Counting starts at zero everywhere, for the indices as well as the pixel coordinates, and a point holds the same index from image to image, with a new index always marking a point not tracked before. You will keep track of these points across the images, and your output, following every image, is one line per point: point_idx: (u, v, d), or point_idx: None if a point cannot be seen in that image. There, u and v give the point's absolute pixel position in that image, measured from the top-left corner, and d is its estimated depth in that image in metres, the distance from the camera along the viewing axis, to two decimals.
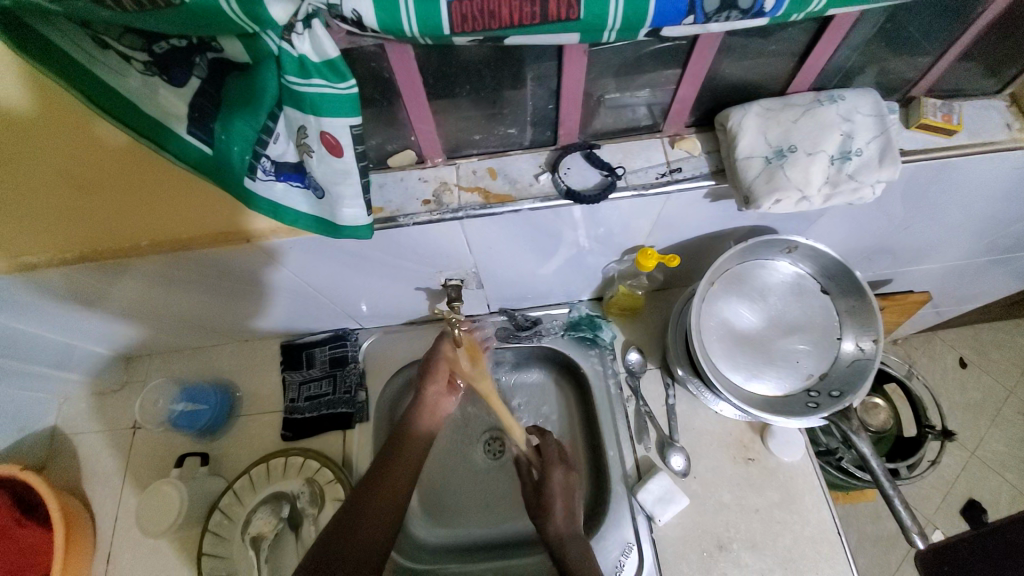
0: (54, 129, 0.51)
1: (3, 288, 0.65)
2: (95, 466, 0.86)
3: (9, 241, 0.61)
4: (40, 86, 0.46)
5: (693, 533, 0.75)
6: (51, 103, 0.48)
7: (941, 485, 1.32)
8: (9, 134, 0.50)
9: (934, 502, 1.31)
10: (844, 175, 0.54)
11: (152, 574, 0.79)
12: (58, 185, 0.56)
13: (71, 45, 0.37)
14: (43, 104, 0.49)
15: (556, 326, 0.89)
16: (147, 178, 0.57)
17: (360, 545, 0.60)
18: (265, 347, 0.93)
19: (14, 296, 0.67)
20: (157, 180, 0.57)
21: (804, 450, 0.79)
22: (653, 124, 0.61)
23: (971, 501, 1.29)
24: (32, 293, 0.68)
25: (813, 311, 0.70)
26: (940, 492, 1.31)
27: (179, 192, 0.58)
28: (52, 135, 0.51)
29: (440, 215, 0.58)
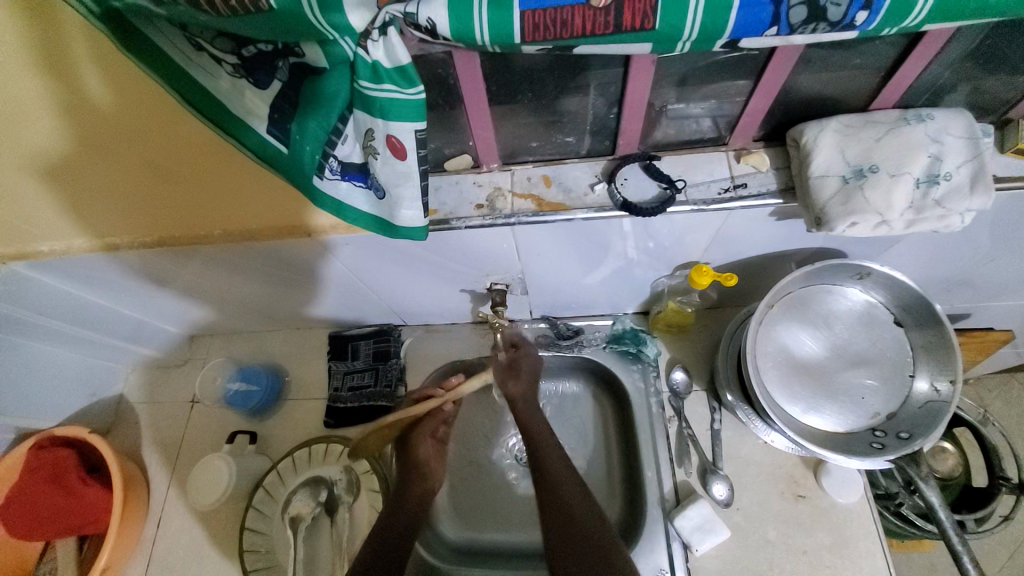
0: (145, 125, 0.54)
1: (88, 264, 0.71)
2: (155, 433, 0.93)
3: (98, 222, 0.66)
4: (132, 78, 0.50)
5: (731, 568, 0.71)
6: (141, 96, 0.51)
7: (1009, 543, 1.19)
8: (107, 126, 0.54)
9: (1001, 561, 1.18)
10: (930, 202, 0.49)
11: (197, 542, 0.84)
12: (147, 175, 0.60)
13: (170, 47, 0.40)
14: (137, 103, 0.52)
15: (598, 337, 0.88)
16: (225, 173, 0.60)
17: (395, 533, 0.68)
18: (314, 336, 0.97)
19: (96, 271, 0.73)
20: (229, 172, 0.60)
21: (861, 492, 0.73)
22: (717, 136, 0.59)
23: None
24: (112, 270, 0.74)
25: (883, 344, 0.65)
26: (1008, 551, 1.18)
27: (253, 188, 0.61)
28: (142, 129, 0.55)
29: (493, 220, 0.58)
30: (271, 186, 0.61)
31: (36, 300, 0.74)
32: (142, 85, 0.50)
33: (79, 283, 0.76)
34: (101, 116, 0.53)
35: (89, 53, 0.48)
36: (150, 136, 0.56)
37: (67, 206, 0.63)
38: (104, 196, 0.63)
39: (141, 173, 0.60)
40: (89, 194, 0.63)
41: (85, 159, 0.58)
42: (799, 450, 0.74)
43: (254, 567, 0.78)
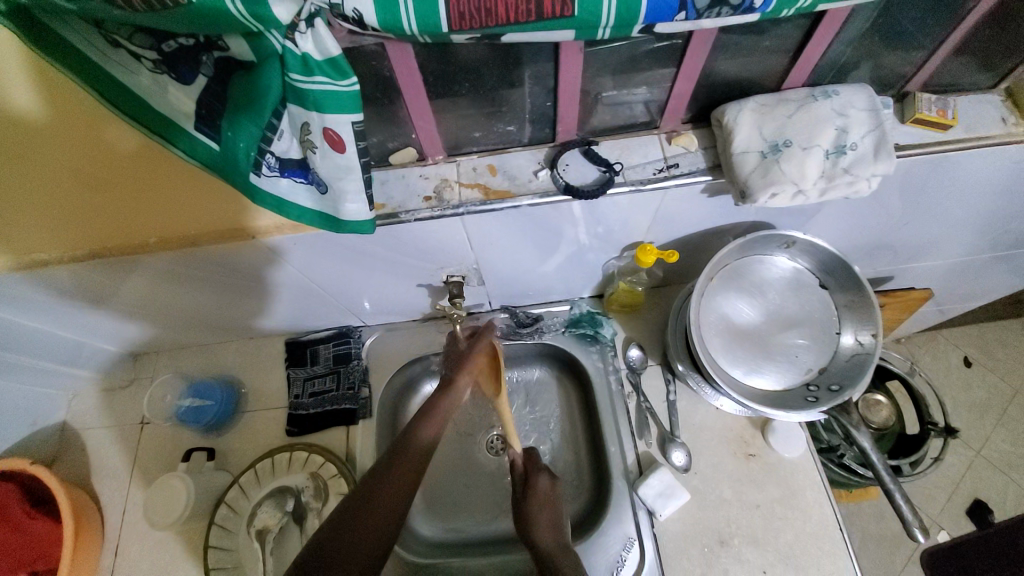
0: (72, 132, 0.53)
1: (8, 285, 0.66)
2: (103, 460, 0.88)
3: (12, 242, 0.62)
4: (52, 77, 0.48)
5: (693, 529, 0.76)
6: (64, 99, 0.50)
7: (946, 485, 1.32)
8: (34, 137, 0.53)
9: (938, 501, 1.30)
10: (839, 170, 0.54)
11: (157, 567, 0.80)
12: (78, 186, 0.58)
13: (84, 43, 0.38)
14: (57, 110, 0.51)
15: (557, 322, 0.90)
16: (162, 176, 0.58)
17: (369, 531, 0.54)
18: (269, 344, 0.94)
19: (20, 292, 0.68)
20: (163, 174, 0.58)
21: (805, 446, 0.79)
22: (650, 121, 0.62)
23: (977, 500, 1.29)
24: (36, 290, 0.69)
25: (812, 306, 0.70)
26: (945, 492, 1.31)
27: (193, 191, 0.60)
28: (72, 137, 0.53)
29: (441, 211, 0.59)
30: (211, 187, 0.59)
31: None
32: (63, 85, 0.49)
33: (9, 309, 0.71)
34: (28, 129, 0.52)
35: (10, 56, 0.47)
36: (79, 141, 0.54)
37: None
38: (25, 209, 0.59)
39: (55, 179, 0.57)
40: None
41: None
42: (746, 412, 0.79)
43: None
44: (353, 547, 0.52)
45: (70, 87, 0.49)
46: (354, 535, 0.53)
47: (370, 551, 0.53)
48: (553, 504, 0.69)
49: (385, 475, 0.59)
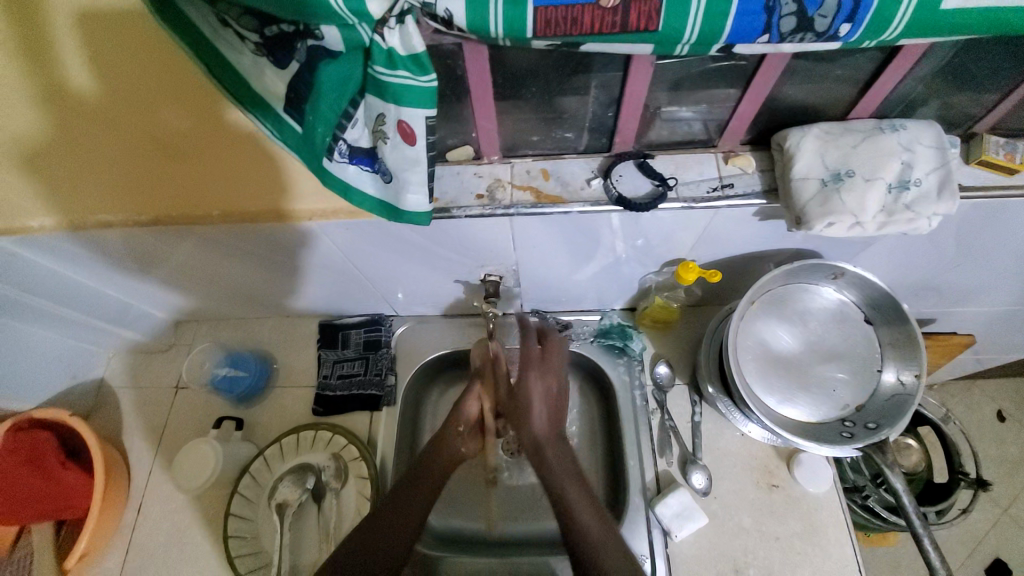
0: (124, 109, 0.53)
1: (62, 241, 0.70)
2: (137, 419, 0.92)
3: (74, 204, 0.66)
4: (106, 53, 0.48)
5: (708, 554, 0.75)
6: (117, 76, 0.50)
7: (967, 539, 1.30)
8: (89, 115, 0.54)
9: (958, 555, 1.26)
10: (901, 206, 0.53)
11: (176, 528, 0.83)
12: (135, 158, 0.60)
13: (198, 17, 0.40)
14: (109, 86, 0.51)
15: (586, 331, 0.91)
16: (212, 154, 0.59)
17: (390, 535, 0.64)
18: (303, 325, 0.97)
19: (68, 248, 0.72)
20: (214, 153, 0.59)
21: (831, 482, 0.77)
22: (708, 139, 0.62)
23: (998, 560, 1.27)
24: (81, 247, 0.72)
25: (854, 340, 0.68)
26: (966, 548, 1.29)
27: (245, 169, 0.60)
28: (125, 114, 0.54)
29: (491, 210, 0.60)
30: (261, 165, 0.60)
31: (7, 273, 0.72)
32: (115, 61, 0.49)
33: (60, 261, 0.75)
34: (82, 105, 0.53)
35: (64, 33, 0.47)
36: (128, 117, 0.54)
37: (29, 169, 0.60)
38: (89, 176, 0.62)
39: (131, 144, 0.58)
40: (63, 160, 0.60)
41: (73, 122, 0.55)
42: (774, 442, 0.78)
43: (240, 551, 0.77)
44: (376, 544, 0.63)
45: (122, 63, 0.49)
46: (380, 535, 0.64)
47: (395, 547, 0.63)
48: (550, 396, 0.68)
49: (410, 484, 0.67)
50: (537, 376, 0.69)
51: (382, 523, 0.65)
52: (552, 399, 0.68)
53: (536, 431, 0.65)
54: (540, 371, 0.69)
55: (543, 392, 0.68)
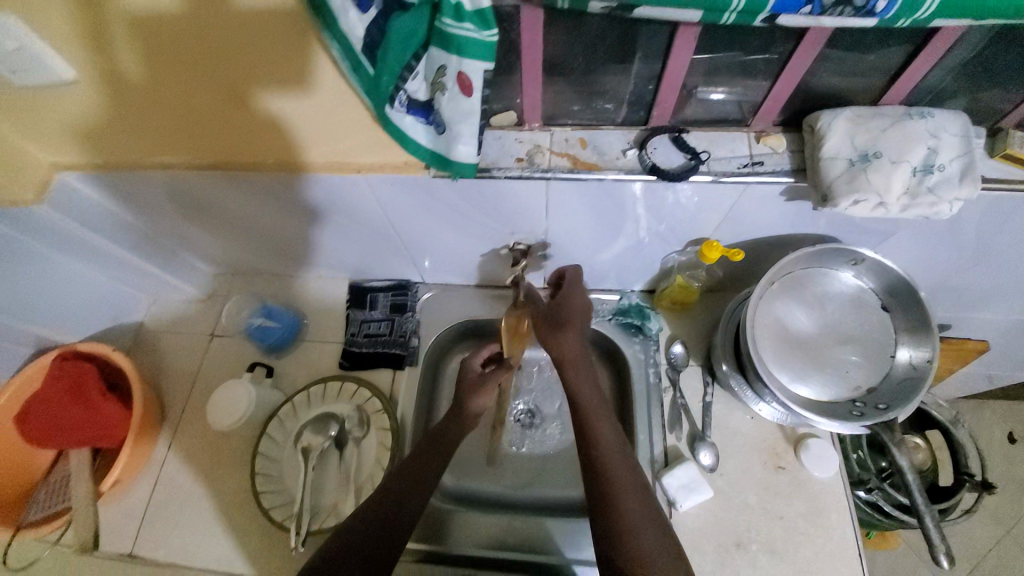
0: (170, 69, 0.59)
1: (117, 189, 0.78)
2: (172, 362, 0.97)
3: (134, 152, 0.72)
4: (148, 17, 0.53)
5: (711, 527, 0.77)
6: (162, 38, 0.55)
7: (970, 556, 1.32)
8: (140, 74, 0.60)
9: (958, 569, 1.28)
10: (924, 189, 0.56)
11: (200, 468, 0.86)
12: (185, 115, 0.65)
13: None
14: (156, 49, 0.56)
15: (604, 309, 0.94)
16: (251, 109, 0.63)
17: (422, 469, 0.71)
18: (333, 285, 1.02)
19: (122, 194, 0.79)
20: (254, 107, 0.63)
21: (837, 468, 0.79)
22: (741, 119, 0.65)
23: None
24: (137, 194, 0.79)
25: (870, 325, 0.70)
26: (968, 565, 1.31)
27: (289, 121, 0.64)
28: (172, 74, 0.59)
29: (529, 172, 0.63)
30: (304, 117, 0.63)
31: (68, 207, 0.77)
32: (157, 23, 0.53)
33: (116, 199, 0.80)
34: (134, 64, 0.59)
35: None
36: (173, 77, 0.60)
37: (102, 114, 0.66)
38: (144, 131, 0.68)
39: (206, 104, 0.63)
40: (133, 111, 0.65)
41: (143, 75, 0.60)
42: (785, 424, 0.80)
43: (264, 491, 0.80)
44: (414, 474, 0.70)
45: (165, 25, 0.54)
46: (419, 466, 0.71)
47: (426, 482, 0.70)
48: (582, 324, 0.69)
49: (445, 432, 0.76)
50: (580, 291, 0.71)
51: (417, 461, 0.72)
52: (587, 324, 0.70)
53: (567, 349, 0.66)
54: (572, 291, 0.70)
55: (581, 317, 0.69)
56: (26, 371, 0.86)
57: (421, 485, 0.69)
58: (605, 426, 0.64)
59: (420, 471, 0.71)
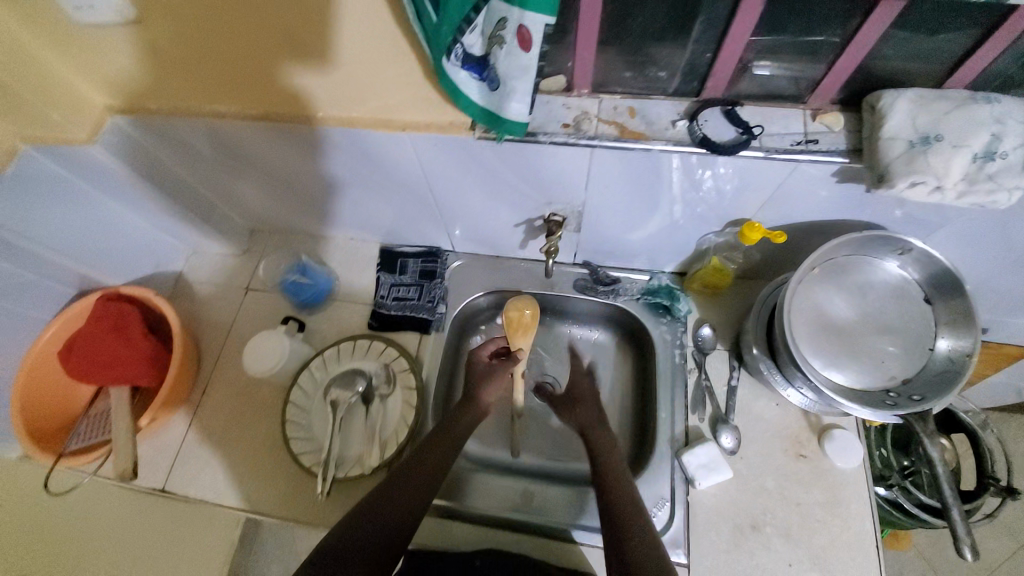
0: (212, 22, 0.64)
1: (161, 142, 0.81)
2: (208, 311, 1.00)
3: (183, 101, 0.74)
4: None
5: (728, 507, 0.77)
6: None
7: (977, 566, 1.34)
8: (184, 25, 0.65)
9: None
10: (983, 175, 0.55)
11: (234, 413, 0.90)
12: (226, 68, 0.69)
13: None
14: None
15: (633, 288, 0.95)
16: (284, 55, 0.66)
17: (449, 438, 0.77)
18: (366, 248, 1.04)
19: (166, 143, 0.81)
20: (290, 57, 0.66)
21: (860, 460, 0.78)
22: (797, 95, 0.63)
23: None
24: (184, 144, 0.81)
25: (910, 317, 0.69)
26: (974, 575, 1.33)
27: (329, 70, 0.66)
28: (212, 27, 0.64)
29: (576, 138, 0.63)
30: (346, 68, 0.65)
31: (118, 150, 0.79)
32: None
33: (164, 145, 0.82)
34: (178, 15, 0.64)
35: None
36: (213, 28, 0.64)
37: (156, 68, 0.71)
38: (192, 86, 0.72)
39: (250, 66, 0.68)
40: (180, 68, 0.70)
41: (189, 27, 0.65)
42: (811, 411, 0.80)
43: (293, 437, 0.83)
44: (439, 442, 0.76)
45: None
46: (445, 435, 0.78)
47: (448, 448, 0.76)
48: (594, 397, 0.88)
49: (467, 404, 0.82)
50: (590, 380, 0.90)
51: (441, 433, 0.78)
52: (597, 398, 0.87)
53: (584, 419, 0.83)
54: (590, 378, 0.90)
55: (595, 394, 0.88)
56: (68, 312, 0.89)
57: (447, 449, 0.76)
58: (614, 466, 0.74)
59: (447, 440, 0.77)
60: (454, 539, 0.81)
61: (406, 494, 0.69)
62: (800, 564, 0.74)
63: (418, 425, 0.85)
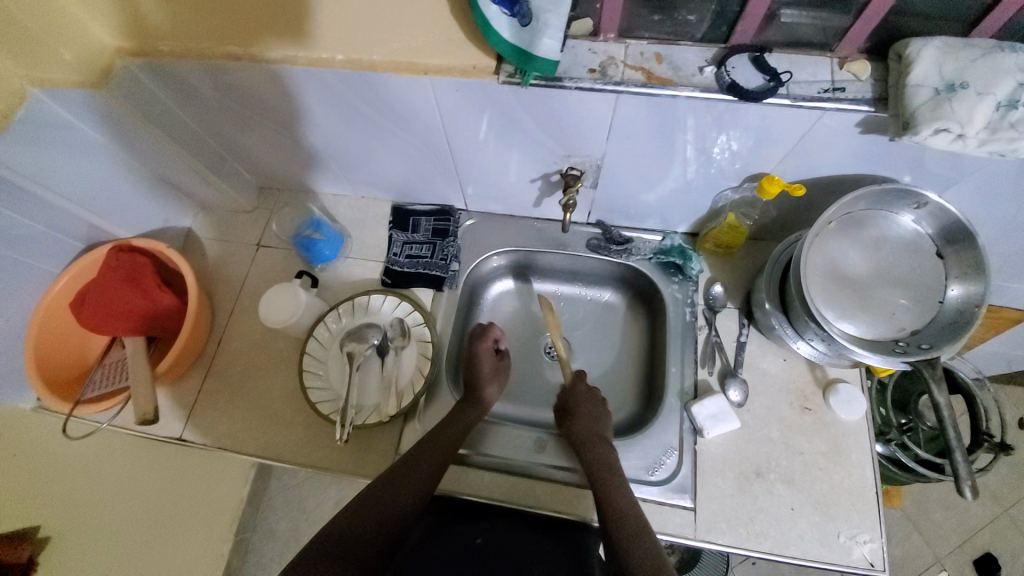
0: None
1: (169, 88, 0.79)
2: (221, 266, 1.00)
3: (192, 41, 0.71)
4: None
5: (735, 455, 0.80)
6: None
7: (962, 530, 1.40)
8: None
9: (949, 543, 1.39)
10: (1006, 123, 0.56)
11: (250, 365, 0.91)
12: (246, 14, 0.71)
13: None
14: None
15: (646, 248, 0.95)
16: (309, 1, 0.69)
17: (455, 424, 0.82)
18: (378, 205, 1.04)
19: (174, 88, 0.79)
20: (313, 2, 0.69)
21: (863, 413, 0.81)
22: (825, 44, 0.64)
23: (987, 553, 1.37)
24: (193, 90, 0.79)
25: (921, 271, 0.71)
26: (959, 538, 1.39)
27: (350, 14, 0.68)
28: None
29: (602, 83, 0.63)
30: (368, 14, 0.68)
31: (127, 95, 0.76)
32: None
33: (173, 92, 0.80)
34: None
35: None
36: None
37: (173, 14, 0.72)
38: (204, 31, 0.71)
39: (271, 11, 0.70)
40: (196, 16, 0.72)
41: None
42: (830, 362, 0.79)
43: (311, 387, 0.85)
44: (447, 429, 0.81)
45: None
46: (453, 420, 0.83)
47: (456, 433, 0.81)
48: (594, 407, 0.85)
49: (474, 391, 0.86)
50: (585, 387, 0.88)
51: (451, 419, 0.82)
52: (595, 409, 0.85)
53: (581, 433, 0.82)
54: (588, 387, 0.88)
55: (590, 402, 0.86)
56: (80, 263, 0.88)
57: (452, 434, 0.81)
58: (617, 481, 0.74)
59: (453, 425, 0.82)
60: (468, 486, 0.83)
61: (413, 480, 0.75)
62: (803, 508, 0.77)
63: (432, 380, 0.87)
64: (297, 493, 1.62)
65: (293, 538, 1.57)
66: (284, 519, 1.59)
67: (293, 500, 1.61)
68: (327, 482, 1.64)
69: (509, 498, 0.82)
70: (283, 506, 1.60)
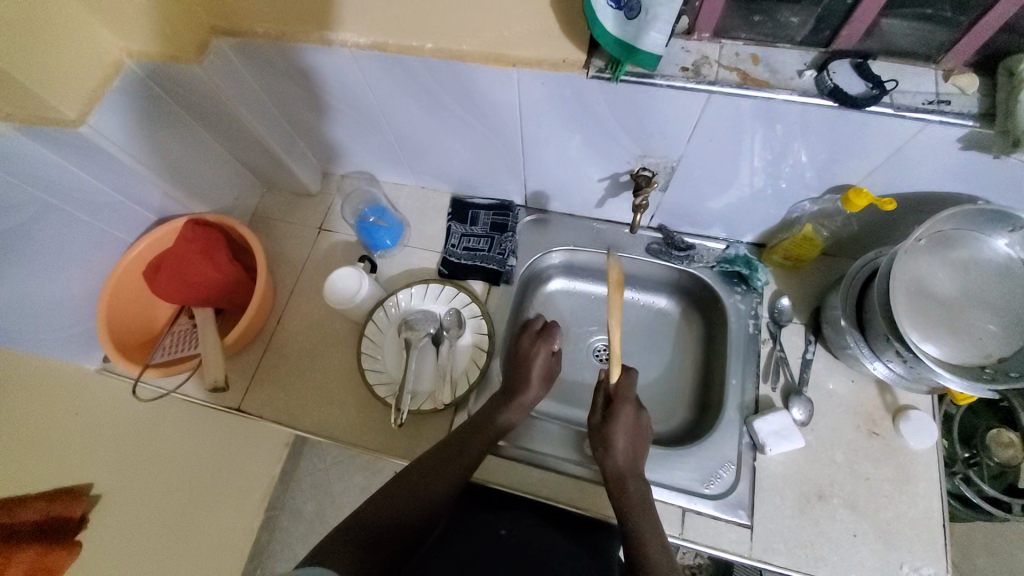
0: None
1: (258, 70, 0.82)
2: (284, 247, 1.03)
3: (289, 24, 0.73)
4: None
5: (794, 474, 0.77)
6: None
7: None
8: None
9: None
10: None
11: (308, 344, 0.93)
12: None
13: None
14: None
15: (709, 257, 0.93)
16: None
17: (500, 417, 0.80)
18: (438, 197, 1.05)
19: (262, 70, 0.81)
20: None
21: (934, 441, 0.76)
22: (930, 56, 0.61)
23: None
24: (281, 72, 0.81)
25: (1012, 298, 0.67)
26: None
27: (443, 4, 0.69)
28: None
29: (696, 82, 0.62)
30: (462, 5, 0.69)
31: (225, 74, 0.79)
32: None
33: (262, 74, 0.82)
34: None
35: None
36: None
37: None
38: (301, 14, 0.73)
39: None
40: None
41: None
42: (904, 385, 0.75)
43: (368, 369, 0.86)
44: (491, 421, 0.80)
45: None
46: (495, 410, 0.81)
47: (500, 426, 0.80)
48: (636, 432, 0.77)
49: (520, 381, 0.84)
50: (630, 410, 0.78)
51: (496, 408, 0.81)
52: (637, 436, 0.77)
53: (613, 464, 0.75)
54: (634, 409, 0.79)
55: (631, 430, 0.77)
56: (157, 233, 0.92)
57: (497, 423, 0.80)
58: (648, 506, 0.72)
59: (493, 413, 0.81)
60: (508, 478, 0.83)
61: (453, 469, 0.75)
62: (864, 535, 0.73)
63: (485, 373, 0.87)
64: (326, 476, 1.65)
65: (319, 520, 1.58)
66: (312, 500, 1.61)
67: (320, 483, 1.64)
68: (354, 468, 1.66)
69: (554, 495, 0.81)
70: (310, 488, 1.63)
